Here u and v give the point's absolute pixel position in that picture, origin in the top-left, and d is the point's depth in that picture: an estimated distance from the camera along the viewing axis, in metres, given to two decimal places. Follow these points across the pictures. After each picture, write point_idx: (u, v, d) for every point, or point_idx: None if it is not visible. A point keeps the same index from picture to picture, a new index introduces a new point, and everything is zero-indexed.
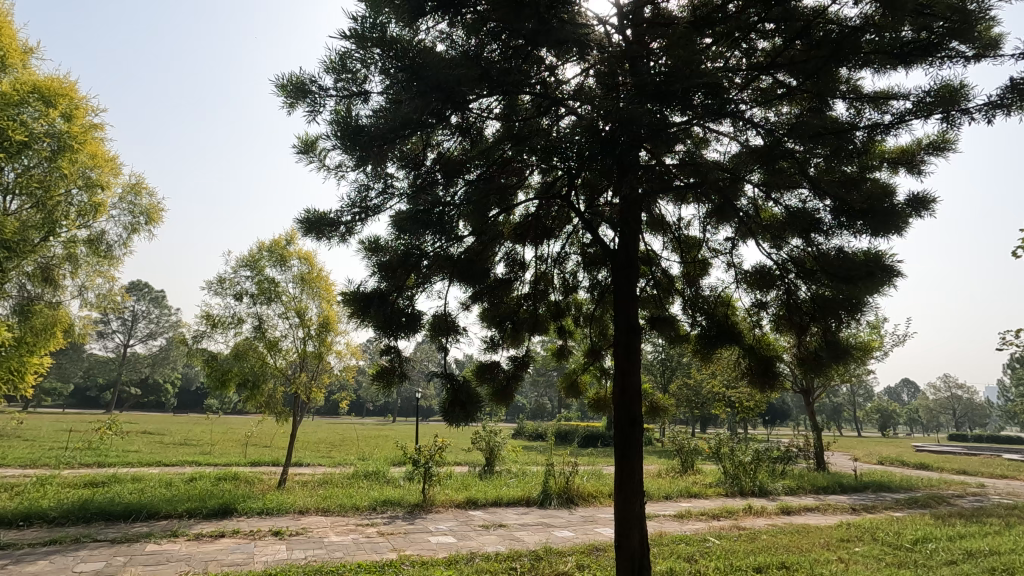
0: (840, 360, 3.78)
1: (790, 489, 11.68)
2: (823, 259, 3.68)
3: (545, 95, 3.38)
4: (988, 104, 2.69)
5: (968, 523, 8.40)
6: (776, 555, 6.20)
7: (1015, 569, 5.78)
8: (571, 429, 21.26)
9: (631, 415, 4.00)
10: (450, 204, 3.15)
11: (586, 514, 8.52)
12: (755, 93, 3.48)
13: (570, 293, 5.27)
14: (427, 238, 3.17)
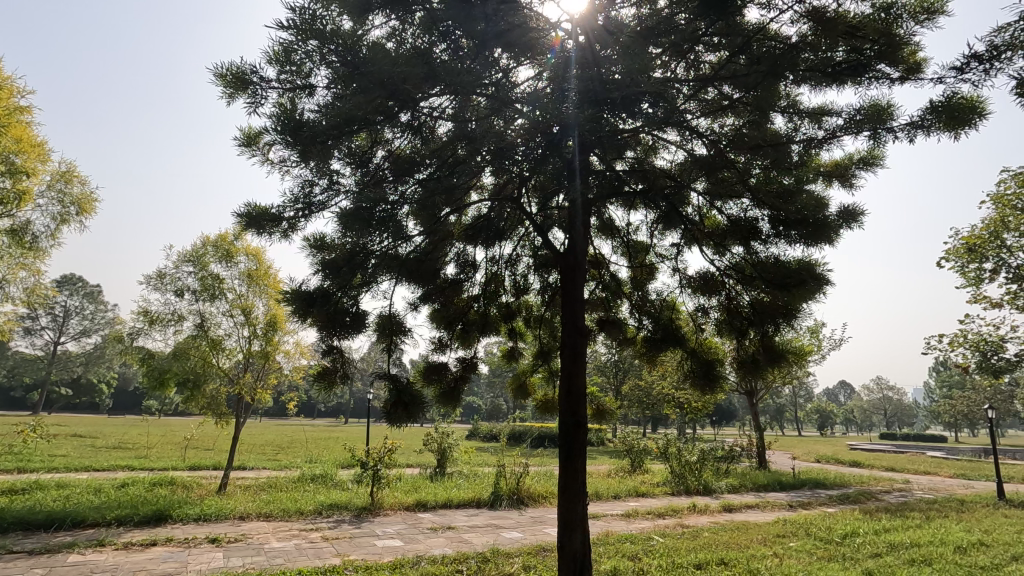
0: (776, 363, 3.96)
1: (733, 487, 12.09)
2: (762, 267, 3.83)
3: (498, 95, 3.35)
4: (910, 125, 2.87)
5: (892, 517, 8.91)
6: (716, 551, 6.40)
7: (931, 559, 6.17)
8: (524, 430, 21.36)
9: (577, 416, 4.03)
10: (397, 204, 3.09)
11: (536, 515, 8.56)
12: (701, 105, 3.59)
13: (521, 295, 5.28)
14: (373, 238, 3.09)
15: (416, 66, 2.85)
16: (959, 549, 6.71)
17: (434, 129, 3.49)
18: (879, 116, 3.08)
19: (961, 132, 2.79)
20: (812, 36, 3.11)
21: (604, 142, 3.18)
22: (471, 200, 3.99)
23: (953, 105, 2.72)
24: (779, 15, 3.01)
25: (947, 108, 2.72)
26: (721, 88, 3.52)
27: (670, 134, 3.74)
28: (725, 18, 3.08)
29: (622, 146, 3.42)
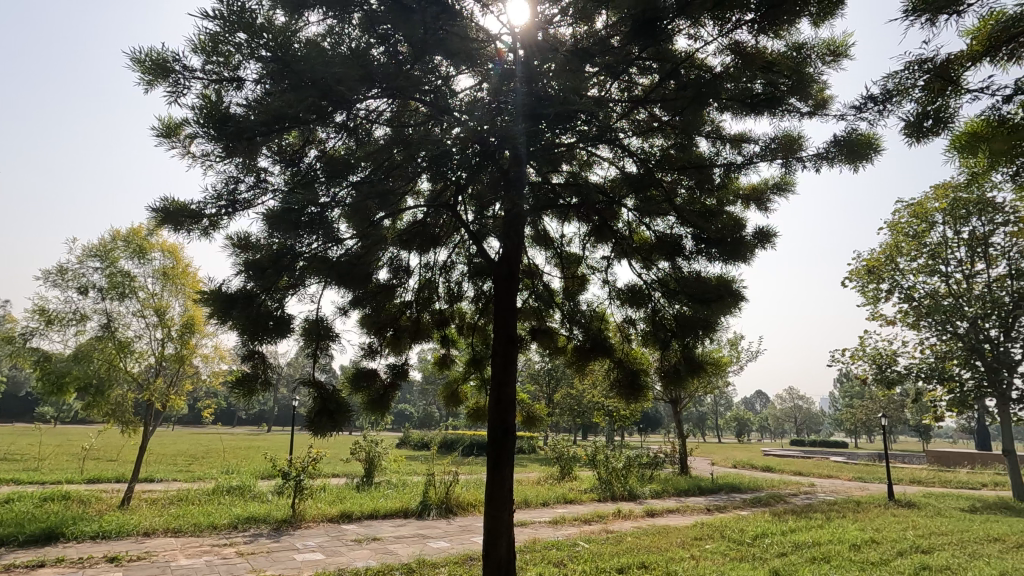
0: (695, 374, 4.16)
1: (656, 492, 12.55)
2: (684, 282, 4.04)
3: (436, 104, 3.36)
4: (816, 155, 3.14)
5: (797, 518, 9.57)
6: (637, 555, 6.63)
7: (829, 557, 6.68)
8: (456, 438, 21.22)
9: (506, 425, 4.07)
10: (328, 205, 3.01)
11: (464, 524, 8.51)
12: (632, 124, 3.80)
13: (454, 302, 5.28)
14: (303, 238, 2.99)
15: (352, 67, 2.79)
16: (853, 547, 7.30)
17: (369, 132, 3.42)
18: (792, 145, 3.35)
19: (859, 165, 3.08)
20: (733, 69, 3.34)
21: (540, 155, 3.25)
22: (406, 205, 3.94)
23: (853, 141, 3.01)
24: (705, 46, 3.22)
25: (848, 143, 3.01)
26: (651, 110, 3.71)
27: (603, 150, 3.88)
28: (657, 44, 3.24)
29: (558, 159, 3.51)
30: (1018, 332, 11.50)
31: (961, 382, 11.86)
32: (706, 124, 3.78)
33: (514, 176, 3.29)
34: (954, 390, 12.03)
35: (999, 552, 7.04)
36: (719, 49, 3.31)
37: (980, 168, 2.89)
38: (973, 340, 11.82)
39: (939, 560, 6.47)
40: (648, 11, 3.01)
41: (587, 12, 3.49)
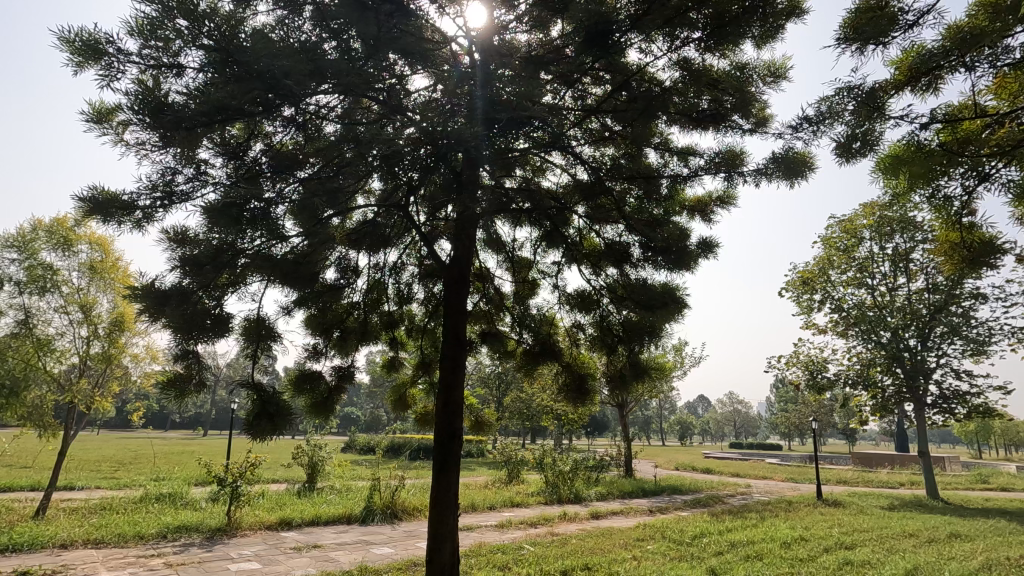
0: (640, 379, 4.25)
1: (601, 495, 12.77)
2: (632, 289, 4.15)
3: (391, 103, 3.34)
4: (756, 170, 3.29)
5: (733, 518, 9.96)
6: (581, 557, 6.72)
7: (762, 555, 6.98)
8: (404, 442, 20.91)
9: (453, 428, 4.04)
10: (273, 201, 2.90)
11: (409, 529, 8.39)
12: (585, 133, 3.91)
13: (404, 304, 5.21)
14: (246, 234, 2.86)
15: (301, 61, 2.70)
16: (785, 544, 7.67)
17: (319, 128, 3.30)
18: (734, 161, 3.50)
19: (795, 181, 3.25)
20: (681, 84, 3.50)
21: (494, 159, 3.25)
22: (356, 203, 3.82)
23: (789, 158, 3.18)
24: (655, 60, 3.34)
25: (784, 161, 3.19)
26: (604, 120, 3.81)
27: (556, 156, 3.94)
28: (610, 56, 3.29)
29: (512, 164, 3.53)
30: (934, 342, 12.43)
31: (884, 388, 12.69)
32: (655, 136, 3.92)
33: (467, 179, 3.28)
34: (877, 396, 12.85)
35: (914, 547, 7.56)
36: (668, 64, 3.46)
37: (900, 191, 3.11)
38: (894, 348, 12.68)
39: (861, 555, 6.88)
40: (601, 22, 3.06)
41: (543, 20, 3.51)
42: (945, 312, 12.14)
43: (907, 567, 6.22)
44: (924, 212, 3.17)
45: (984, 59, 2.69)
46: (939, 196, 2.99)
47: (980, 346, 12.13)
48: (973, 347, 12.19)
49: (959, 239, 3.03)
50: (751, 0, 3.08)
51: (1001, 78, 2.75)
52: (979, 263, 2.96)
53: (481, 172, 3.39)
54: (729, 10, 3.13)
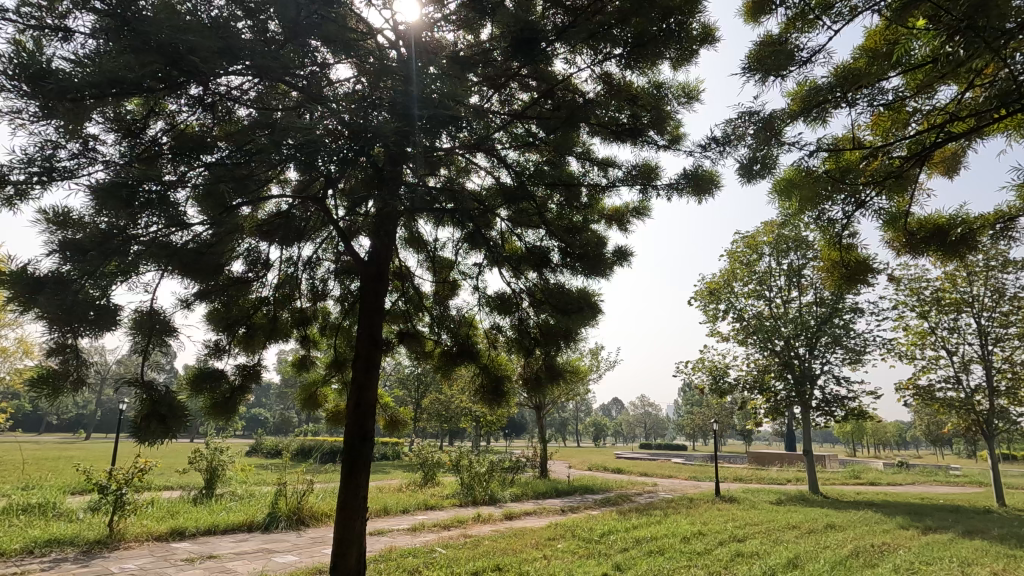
0: (556, 381, 4.40)
1: (515, 496, 12.91)
2: (549, 293, 4.25)
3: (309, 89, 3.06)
4: (668, 185, 3.48)
5: (640, 516, 10.42)
6: (492, 558, 6.76)
7: (663, 550, 7.34)
8: (315, 444, 20.08)
9: (364, 431, 3.93)
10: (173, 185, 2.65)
11: (316, 535, 8.06)
12: (510, 137, 3.97)
13: (318, 301, 5.01)
14: (140, 220, 2.59)
15: (209, 38, 2.51)
16: (684, 539, 8.14)
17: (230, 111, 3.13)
18: (649, 175, 3.70)
19: (703, 197, 3.47)
20: (602, 97, 3.68)
21: (418, 158, 3.19)
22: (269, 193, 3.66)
23: (698, 176, 3.39)
24: (579, 72, 3.47)
25: (693, 178, 3.40)
26: (528, 126, 3.91)
27: (481, 158, 3.97)
28: (535, 62, 3.35)
29: (437, 163, 3.44)
30: (819, 350, 13.70)
31: (776, 392, 13.81)
32: (578, 145, 4.09)
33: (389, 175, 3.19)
34: (771, 399, 13.96)
35: (795, 538, 8.27)
36: (592, 77, 3.59)
37: (790, 212, 3.40)
38: (786, 356, 13.82)
39: (750, 547, 7.44)
40: (528, 30, 3.09)
41: (472, 22, 3.52)
42: (829, 324, 13.42)
43: (789, 555, 6.79)
44: (812, 232, 3.48)
45: (866, 97, 2.93)
46: (823, 218, 3.29)
47: (857, 354, 13.52)
48: (851, 356, 13.56)
49: (839, 258, 3.34)
50: (668, 23, 3.25)
51: (878, 115, 3.05)
52: (855, 280, 3.29)
53: (404, 169, 3.33)
54: (649, 31, 3.27)
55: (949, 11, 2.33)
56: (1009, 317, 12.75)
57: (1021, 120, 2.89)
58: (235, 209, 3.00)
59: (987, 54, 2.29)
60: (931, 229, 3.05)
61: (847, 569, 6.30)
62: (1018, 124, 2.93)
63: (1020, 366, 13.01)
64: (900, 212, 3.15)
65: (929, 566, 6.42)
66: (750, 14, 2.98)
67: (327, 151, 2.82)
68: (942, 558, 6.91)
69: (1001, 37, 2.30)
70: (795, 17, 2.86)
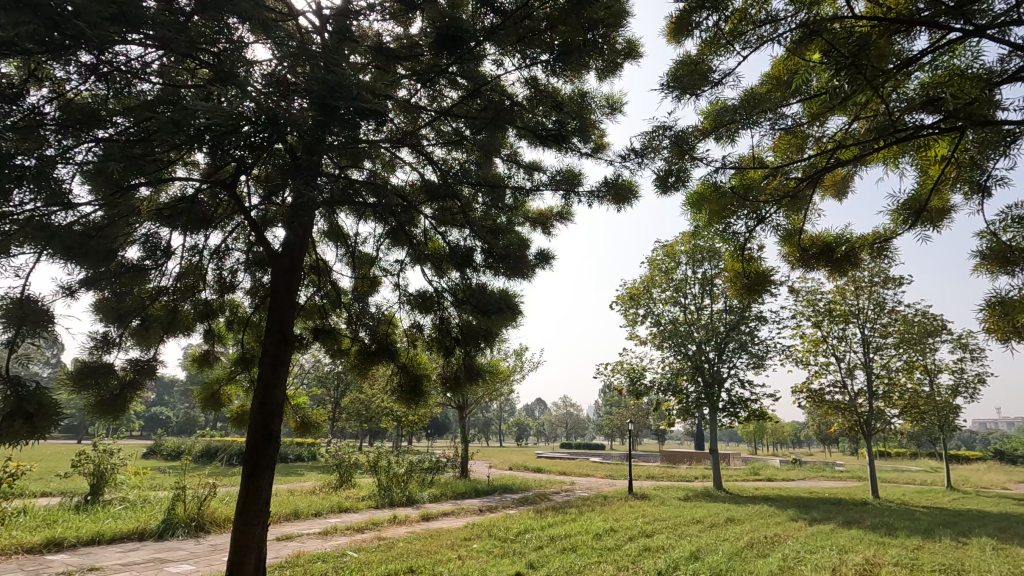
0: (474, 381, 4.33)
1: (434, 497, 12.77)
2: (470, 293, 4.24)
3: (223, 68, 2.69)
4: (590, 192, 3.58)
5: (555, 514, 10.64)
6: (406, 560, 6.63)
7: (576, 547, 7.52)
8: (221, 446, 18.87)
9: (269, 430, 3.72)
10: (58, 160, 2.38)
11: (217, 542, 7.56)
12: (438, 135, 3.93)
13: (225, 293, 4.72)
14: (15, 197, 2.30)
15: (97, 0, 2.24)
16: (596, 535, 8.39)
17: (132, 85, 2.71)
18: (572, 181, 3.79)
19: (622, 205, 3.59)
20: (530, 101, 3.74)
21: (338, 149, 3.07)
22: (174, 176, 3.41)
23: (617, 185, 3.51)
24: (507, 74, 3.49)
25: (613, 186, 3.51)
26: (455, 124, 3.88)
27: (407, 153, 3.91)
28: (464, 61, 3.30)
29: (362, 156, 3.33)
30: (727, 355, 14.59)
31: (687, 394, 14.58)
32: (504, 148, 4.13)
33: (307, 165, 3.04)
34: (682, 400, 14.70)
35: (698, 531, 8.78)
36: (520, 80, 3.63)
37: (700, 225, 3.60)
38: (698, 360, 14.62)
39: (657, 541, 7.77)
40: (453, 28, 3.08)
41: (400, 14, 3.43)
42: (737, 330, 14.36)
43: (691, 549, 7.15)
44: (718, 244, 3.69)
45: (769, 120, 3.13)
46: (728, 231, 3.51)
47: (760, 359, 14.53)
48: (755, 360, 14.56)
49: (741, 269, 3.53)
50: (594, 35, 3.34)
51: (778, 138, 3.29)
52: (755, 290, 3.49)
53: (324, 160, 3.19)
54: (575, 40, 3.35)
55: (839, 49, 2.55)
56: (887, 328, 14.18)
57: (897, 152, 3.22)
58: (131, 189, 2.73)
59: (868, 89, 2.53)
60: (821, 246, 3.32)
61: (742, 560, 6.73)
62: (894, 156, 3.26)
63: (895, 373, 14.53)
64: (795, 229, 3.40)
65: (812, 554, 6.99)
66: (672, 33, 3.11)
67: (236, 136, 2.62)
68: (824, 546, 7.57)
69: (881, 76, 2.54)
70: (710, 40, 3.02)
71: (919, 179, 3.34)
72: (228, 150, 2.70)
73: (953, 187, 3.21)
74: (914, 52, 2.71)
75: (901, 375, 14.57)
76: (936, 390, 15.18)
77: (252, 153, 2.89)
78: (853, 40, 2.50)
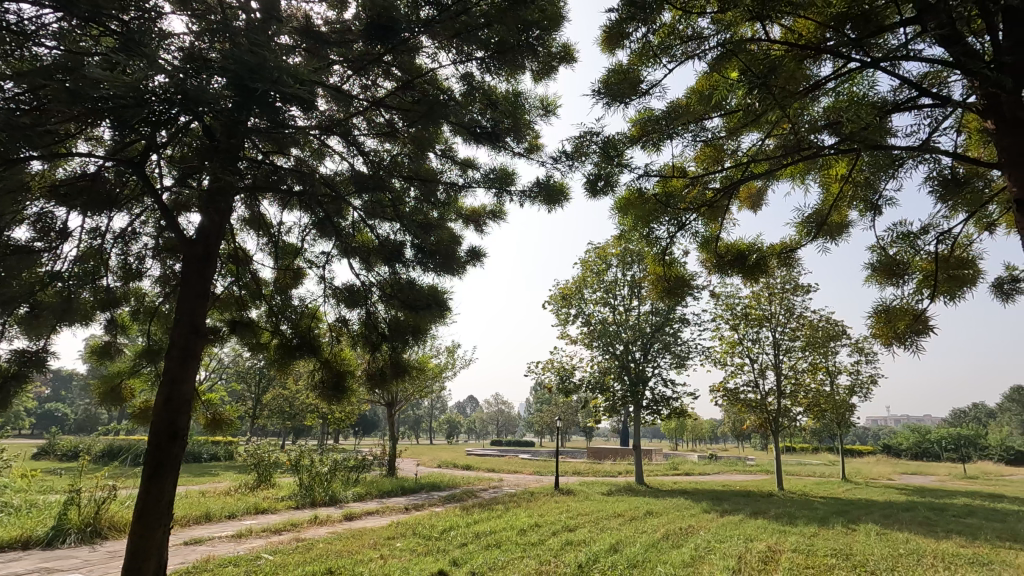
0: (399, 377, 4.24)
1: (359, 495, 12.44)
2: (399, 288, 4.16)
3: (133, 37, 2.48)
4: (523, 192, 3.62)
5: (482, 511, 10.66)
6: (324, 562, 6.43)
7: (500, 543, 7.57)
8: (126, 445, 17.51)
9: (175, 427, 3.47)
10: None
11: (114, 549, 7.00)
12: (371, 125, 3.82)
13: (131, 281, 4.37)
14: None
15: None
16: (521, 531, 8.50)
17: (26, 47, 2.44)
18: (504, 180, 3.82)
19: (553, 206, 3.65)
20: (464, 98, 3.73)
21: (262, 134, 2.91)
22: (72, 151, 3.10)
23: (549, 186, 3.57)
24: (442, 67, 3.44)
25: (545, 187, 3.57)
26: (388, 115, 3.79)
27: (337, 143, 3.78)
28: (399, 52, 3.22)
29: (287, 142, 3.19)
30: (652, 355, 15.19)
31: (614, 391, 15.04)
32: (438, 143, 4.10)
33: (227, 149, 2.86)
34: (609, 398, 15.15)
35: (618, 524, 9.09)
36: (456, 75, 3.60)
37: (626, 228, 3.70)
38: (625, 359, 15.15)
39: (578, 535, 7.97)
40: (385, 17, 2.99)
41: None
42: (662, 332, 14.99)
43: (611, 541, 7.40)
44: (642, 247, 3.81)
45: (691, 132, 3.27)
46: (651, 236, 3.64)
47: (682, 359, 15.23)
48: (677, 360, 15.25)
49: (662, 272, 3.67)
50: (530, 36, 3.36)
51: (700, 150, 3.45)
52: (675, 292, 3.65)
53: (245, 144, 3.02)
54: (509, 40, 3.36)
55: (753, 68, 2.71)
56: (795, 332, 15.25)
57: (804, 169, 3.47)
58: (20, 163, 2.46)
59: (778, 108, 2.71)
60: (735, 253, 3.50)
61: (657, 550, 7.03)
62: (801, 172, 3.52)
63: (801, 373, 15.67)
64: (712, 236, 3.60)
65: (721, 544, 7.42)
66: (606, 43, 3.20)
67: (146, 113, 2.42)
68: (733, 536, 8.05)
69: (790, 97, 2.72)
70: (639, 51, 3.13)
71: (822, 195, 3.62)
72: (137, 127, 2.50)
73: (850, 204, 3.49)
74: (820, 78, 2.92)
75: (806, 376, 15.73)
76: (835, 390, 16.53)
77: (163, 130, 2.69)
78: (767, 62, 2.66)
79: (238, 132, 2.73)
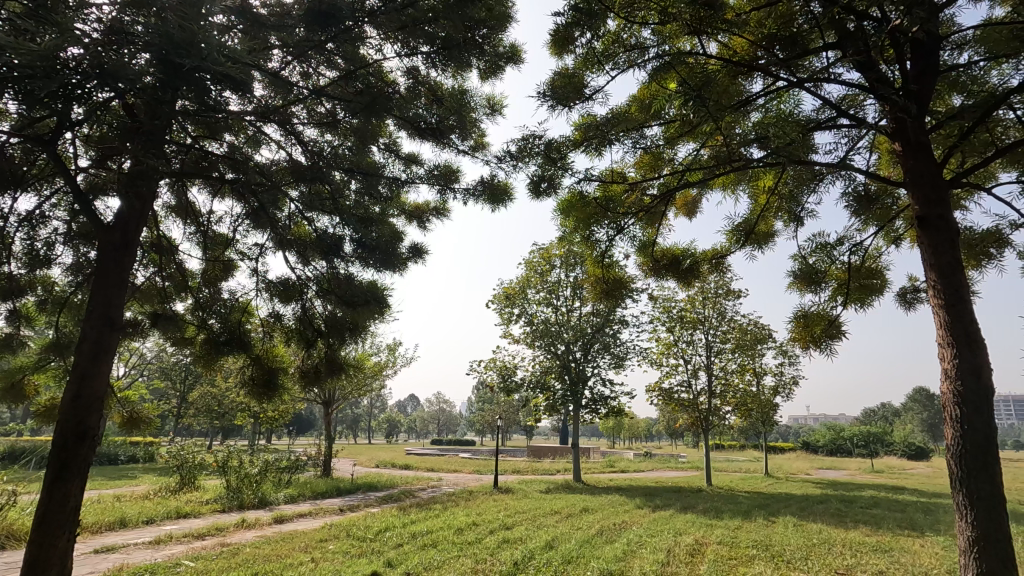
0: (335, 375, 4.10)
1: (290, 497, 11.98)
2: (336, 283, 4.05)
3: (43, 4, 2.27)
4: (466, 190, 3.61)
5: (419, 511, 10.53)
6: (251, 567, 6.14)
7: (436, 543, 7.50)
8: (30, 447, 16.09)
9: (83, 428, 3.20)
10: None
11: (12, 560, 6.41)
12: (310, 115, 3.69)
13: (38, 269, 4.00)
14: None
15: None
16: (458, 530, 8.45)
17: None
18: (448, 177, 3.79)
19: (497, 206, 3.66)
20: (408, 93, 3.67)
21: (190, 116, 2.74)
22: None
23: (493, 186, 3.57)
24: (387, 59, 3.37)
25: (488, 185, 3.57)
26: (328, 105, 3.67)
27: (273, 130, 3.63)
28: (341, 41, 3.14)
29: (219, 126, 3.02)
30: (591, 355, 15.52)
31: (555, 391, 15.24)
32: (381, 136, 4.01)
33: (150, 130, 2.67)
34: (549, 397, 15.35)
35: (555, 522, 9.21)
36: (400, 69, 3.54)
37: (567, 230, 3.74)
38: (566, 360, 15.41)
39: (515, 533, 8.01)
40: (327, 4, 2.90)
41: None
42: (602, 333, 15.34)
43: (546, 539, 7.48)
44: (583, 249, 3.87)
45: (631, 139, 3.36)
46: (591, 239, 3.70)
47: (620, 360, 15.65)
48: (616, 360, 15.65)
49: (601, 275, 3.74)
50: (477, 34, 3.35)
51: (640, 156, 3.54)
52: (613, 294, 3.74)
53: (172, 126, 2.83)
54: (456, 37, 3.34)
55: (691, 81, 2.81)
56: (726, 335, 16.00)
57: (734, 180, 3.64)
58: None
59: (713, 120, 2.82)
60: (670, 258, 3.63)
61: (591, 546, 7.18)
62: (732, 183, 3.69)
63: (730, 374, 16.45)
64: (649, 241, 3.71)
65: (652, 538, 7.67)
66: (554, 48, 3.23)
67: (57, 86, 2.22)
68: (663, 530, 8.34)
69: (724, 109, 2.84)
70: (584, 57, 3.19)
71: (751, 205, 3.81)
72: (46, 102, 2.30)
73: (776, 215, 3.70)
74: (751, 94, 3.07)
75: (735, 376, 16.53)
76: (761, 390, 17.46)
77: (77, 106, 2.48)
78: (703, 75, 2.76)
79: (162, 111, 2.55)
